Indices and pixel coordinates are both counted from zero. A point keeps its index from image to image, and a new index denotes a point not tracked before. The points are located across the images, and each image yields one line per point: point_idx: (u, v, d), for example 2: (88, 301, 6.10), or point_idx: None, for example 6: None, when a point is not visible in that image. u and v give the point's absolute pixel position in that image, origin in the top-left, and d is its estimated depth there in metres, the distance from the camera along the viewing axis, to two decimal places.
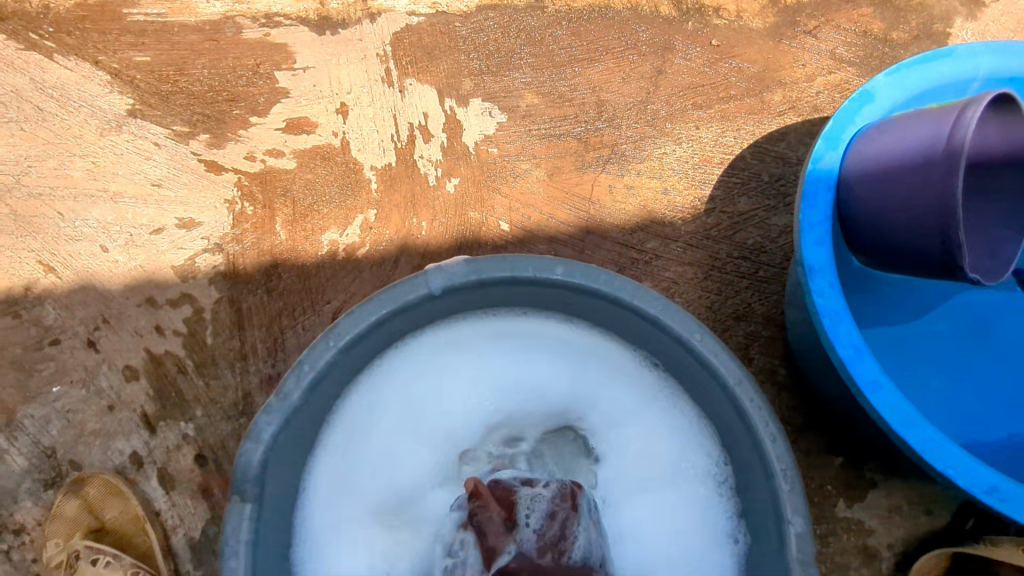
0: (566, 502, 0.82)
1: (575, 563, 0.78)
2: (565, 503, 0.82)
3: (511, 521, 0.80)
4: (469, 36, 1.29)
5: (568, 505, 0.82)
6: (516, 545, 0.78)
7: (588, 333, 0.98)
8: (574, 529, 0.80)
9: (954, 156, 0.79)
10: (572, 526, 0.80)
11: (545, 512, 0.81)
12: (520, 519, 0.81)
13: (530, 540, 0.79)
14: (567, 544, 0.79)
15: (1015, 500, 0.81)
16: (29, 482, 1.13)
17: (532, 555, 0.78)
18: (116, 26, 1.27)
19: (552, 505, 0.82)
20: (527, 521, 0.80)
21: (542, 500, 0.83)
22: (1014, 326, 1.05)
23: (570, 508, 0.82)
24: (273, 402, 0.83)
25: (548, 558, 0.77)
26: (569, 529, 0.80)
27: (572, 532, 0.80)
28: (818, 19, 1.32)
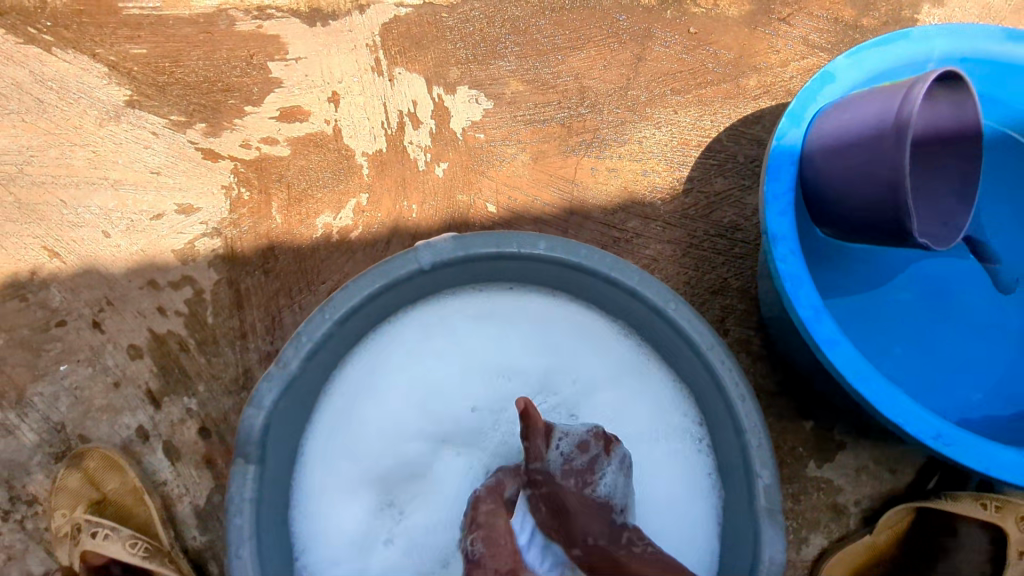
0: (600, 445, 0.90)
1: (597, 496, 0.89)
2: (600, 445, 0.90)
3: (545, 441, 0.90)
4: (455, 26, 1.34)
5: (600, 448, 0.90)
6: (543, 465, 0.90)
7: (570, 306, 1.04)
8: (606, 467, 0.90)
9: (902, 133, 0.86)
10: (602, 468, 0.90)
11: (575, 443, 0.90)
12: (551, 441, 0.91)
13: (558, 461, 0.90)
14: (594, 480, 0.90)
15: (957, 444, 0.90)
16: (40, 455, 1.19)
17: (557, 475, 0.90)
18: (112, 19, 1.31)
19: (586, 441, 0.90)
20: (557, 445, 0.91)
21: (578, 435, 0.91)
22: (971, 291, 1.12)
23: (604, 450, 0.90)
24: (273, 370, 0.87)
25: (572, 482, 0.90)
26: (597, 467, 0.90)
27: (598, 470, 0.90)
28: (792, 6, 1.37)
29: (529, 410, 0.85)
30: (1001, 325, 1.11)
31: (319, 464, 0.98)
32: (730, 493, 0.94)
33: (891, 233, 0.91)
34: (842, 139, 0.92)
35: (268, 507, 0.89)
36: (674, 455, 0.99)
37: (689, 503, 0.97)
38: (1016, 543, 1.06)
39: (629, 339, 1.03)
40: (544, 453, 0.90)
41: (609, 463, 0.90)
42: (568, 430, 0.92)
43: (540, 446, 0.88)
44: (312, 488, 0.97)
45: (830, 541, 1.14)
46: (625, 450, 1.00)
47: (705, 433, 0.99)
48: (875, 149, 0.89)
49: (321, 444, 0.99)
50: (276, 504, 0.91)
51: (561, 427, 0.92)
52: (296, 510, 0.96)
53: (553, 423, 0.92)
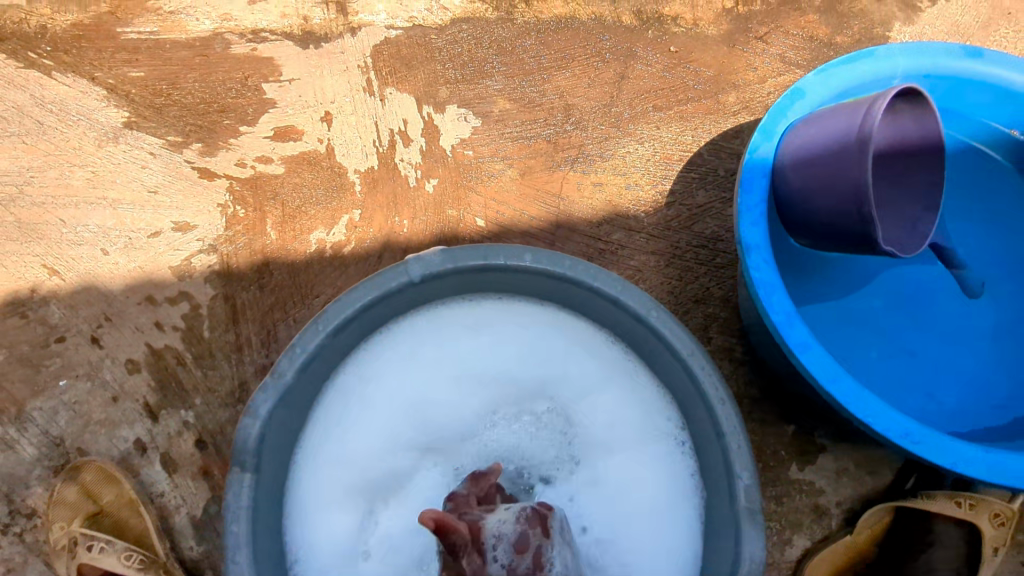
0: (535, 531, 0.83)
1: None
2: (535, 532, 0.82)
3: (479, 555, 0.81)
4: (445, 47, 1.39)
5: (537, 533, 0.83)
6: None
7: (556, 316, 1.08)
8: (550, 554, 0.82)
9: (865, 146, 0.91)
10: (548, 555, 0.82)
11: (512, 546, 0.81)
12: (487, 554, 0.81)
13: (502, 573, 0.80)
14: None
15: (928, 442, 0.93)
16: (39, 469, 1.21)
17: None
18: (111, 44, 1.35)
19: (521, 531, 0.82)
20: (495, 557, 0.81)
21: (509, 533, 0.82)
22: (941, 297, 1.17)
23: (542, 537, 0.82)
24: (268, 381, 0.90)
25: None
26: (542, 560, 0.81)
27: (545, 562, 0.81)
28: (769, 26, 1.43)
29: (443, 523, 0.78)
30: (970, 328, 1.16)
31: (314, 472, 1.01)
32: (712, 494, 0.97)
33: (859, 242, 0.96)
34: (810, 152, 0.97)
35: (264, 514, 0.92)
36: (659, 458, 1.02)
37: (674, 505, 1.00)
38: (993, 540, 1.12)
39: (613, 346, 1.07)
40: (482, 565, 0.81)
41: (552, 547, 0.83)
42: (500, 519, 0.84)
43: (474, 560, 0.80)
44: (308, 497, 1.00)
45: (813, 542, 1.19)
46: (611, 454, 1.03)
47: (688, 436, 1.02)
48: (841, 162, 0.94)
49: (316, 453, 1.02)
50: (270, 512, 0.94)
51: (490, 522, 0.83)
52: (292, 516, 0.99)
53: (480, 525, 0.83)
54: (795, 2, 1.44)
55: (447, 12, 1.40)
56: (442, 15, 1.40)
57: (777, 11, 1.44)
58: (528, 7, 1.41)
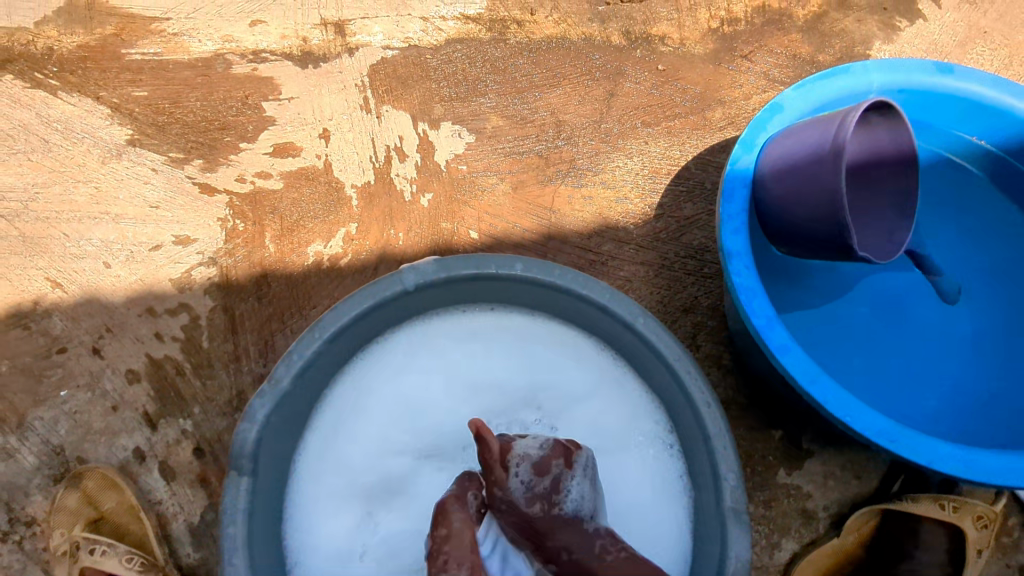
0: (559, 459, 0.91)
1: (565, 513, 0.90)
2: (558, 461, 0.91)
3: (505, 468, 0.90)
4: (439, 66, 1.44)
5: (560, 463, 0.91)
6: (506, 492, 0.90)
7: (546, 325, 1.11)
8: (569, 484, 0.91)
9: (838, 155, 0.96)
10: (566, 482, 0.91)
11: (533, 468, 0.91)
12: (511, 468, 0.91)
13: (521, 489, 0.91)
14: (560, 498, 0.91)
15: (905, 442, 0.95)
16: (39, 478, 1.23)
17: (521, 504, 0.91)
18: (115, 64, 1.40)
19: (545, 457, 0.91)
20: (517, 472, 0.91)
21: (533, 456, 0.92)
22: (921, 304, 1.21)
23: (563, 466, 0.91)
24: (265, 388, 0.93)
25: (539, 507, 0.90)
26: (559, 485, 0.91)
27: (562, 488, 0.91)
28: (753, 44, 1.48)
29: (482, 434, 0.88)
30: (950, 332, 1.20)
31: (310, 479, 1.03)
32: (699, 494, 0.99)
33: (836, 248, 1.01)
34: (788, 162, 1.02)
35: (260, 518, 0.93)
36: (647, 462, 1.04)
37: (663, 508, 1.02)
38: (975, 542, 1.16)
39: (603, 354, 1.09)
40: (504, 479, 0.90)
41: (570, 475, 0.92)
42: (529, 443, 0.94)
43: (500, 475, 0.90)
44: (303, 502, 1.02)
45: (801, 545, 1.21)
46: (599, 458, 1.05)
47: (675, 439, 1.05)
48: (817, 171, 0.99)
49: (312, 461, 1.04)
50: (267, 515, 0.96)
51: (521, 444, 0.93)
52: (288, 520, 1.01)
53: (510, 445, 0.92)
54: (778, 22, 1.50)
55: (442, 32, 1.45)
56: (437, 35, 1.45)
57: (761, 31, 1.49)
58: (520, 28, 1.46)
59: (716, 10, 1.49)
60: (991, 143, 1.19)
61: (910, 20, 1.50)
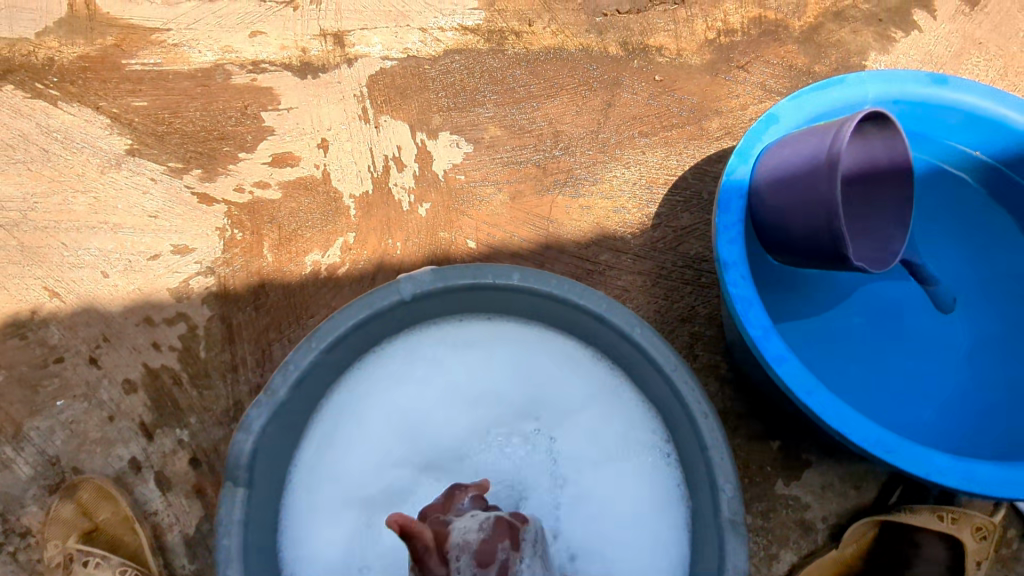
0: (504, 542, 0.82)
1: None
2: (504, 545, 0.82)
3: (443, 564, 0.80)
4: (438, 77, 1.45)
5: (506, 545, 0.82)
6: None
7: (543, 334, 1.11)
8: (517, 567, 0.82)
9: (833, 165, 0.97)
10: (514, 567, 0.82)
11: (476, 557, 0.80)
12: (450, 564, 0.80)
13: None
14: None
15: (901, 452, 0.95)
16: (35, 488, 1.23)
17: None
18: (115, 75, 1.41)
19: (488, 540, 0.82)
20: (457, 567, 0.80)
21: (474, 543, 0.81)
22: (918, 314, 1.21)
23: (510, 550, 0.82)
24: (262, 398, 0.93)
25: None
26: (508, 571, 0.81)
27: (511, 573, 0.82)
28: (750, 55, 1.49)
29: (410, 527, 0.78)
30: (947, 342, 1.20)
31: (307, 489, 1.03)
32: (697, 505, 0.99)
33: (833, 257, 1.01)
34: (784, 173, 1.03)
35: (255, 529, 0.93)
36: (645, 472, 1.04)
37: (662, 516, 1.01)
38: (974, 553, 1.17)
39: (601, 363, 1.09)
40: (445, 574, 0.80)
41: (519, 558, 0.83)
42: (468, 525, 0.84)
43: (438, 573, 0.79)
44: (301, 513, 1.02)
45: (800, 556, 1.21)
46: (596, 467, 1.05)
47: (673, 449, 1.04)
48: (812, 182, 0.99)
49: (309, 471, 1.03)
50: (264, 527, 0.96)
51: (458, 529, 0.83)
52: (285, 531, 1.01)
53: (447, 533, 0.82)
54: (774, 33, 1.51)
55: (441, 43, 1.46)
56: (436, 46, 1.46)
57: (758, 42, 1.50)
58: (518, 38, 1.47)
59: (712, 21, 1.50)
60: (987, 154, 1.19)
61: (905, 31, 1.51)
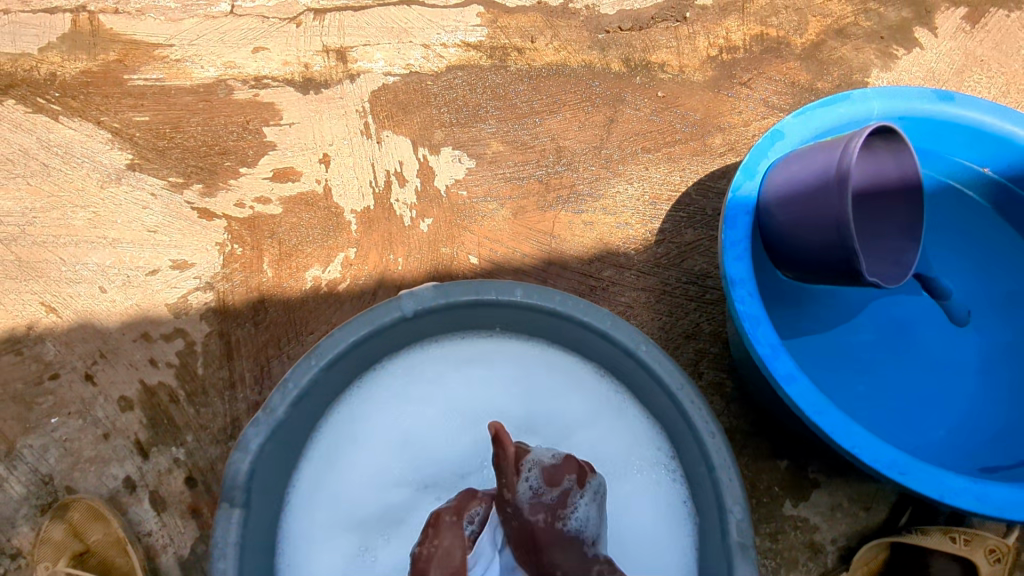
0: (571, 475, 0.92)
1: (568, 530, 0.90)
2: (570, 477, 0.92)
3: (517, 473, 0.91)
4: (440, 93, 1.44)
5: (569, 481, 0.92)
6: (514, 496, 0.90)
7: (546, 351, 1.09)
8: (574, 499, 0.91)
9: (843, 181, 0.96)
10: (572, 499, 0.91)
11: (545, 476, 0.92)
12: (523, 474, 0.91)
13: (528, 493, 0.91)
14: (565, 513, 0.91)
15: (915, 474, 0.92)
16: (26, 508, 1.20)
17: (525, 508, 0.91)
18: (117, 90, 1.41)
19: (559, 466, 0.93)
20: (527, 477, 0.92)
21: (546, 464, 0.93)
22: (929, 330, 1.19)
23: (574, 482, 0.92)
24: (260, 416, 0.91)
25: (542, 518, 0.90)
26: (568, 500, 0.91)
27: (569, 503, 0.91)
28: (752, 72, 1.49)
29: (501, 436, 0.88)
30: (959, 359, 1.18)
31: (304, 512, 1.00)
32: (706, 526, 0.96)
33: (845, 273, 1.00)
34: (792, 188, 1.02)
35: (252, 552, 0.90)
36: (651, 490, 1.02)
37: (668, 537, 0.99)
38: None
39: (604, 380, 1.07)
40: (515, 482, 0.91)
41: (579, 494, 0.92)
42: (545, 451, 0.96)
43: (512, 478, 0.90)
44: (298, 536, 0.99)
45: None
46: None
47: (678, 466, 1.02)
48: (822, 197, 0.99)
49: (308, 492, 1.01)
50: (260, 551, 0.93)
51: (537, 451, 0.95)
52: (281, 554, 0.98)
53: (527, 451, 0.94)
54: (776, 50, 1.51)
55: (443, 59, 1.46)
56: (438, 62, 1.46)
57: (759, 59, 1.50)
58: (520, 55, 1.47)
59: (714, 38, 1.50)
60: (995, 171, 1.19)
61: (906, 48, 1.52)
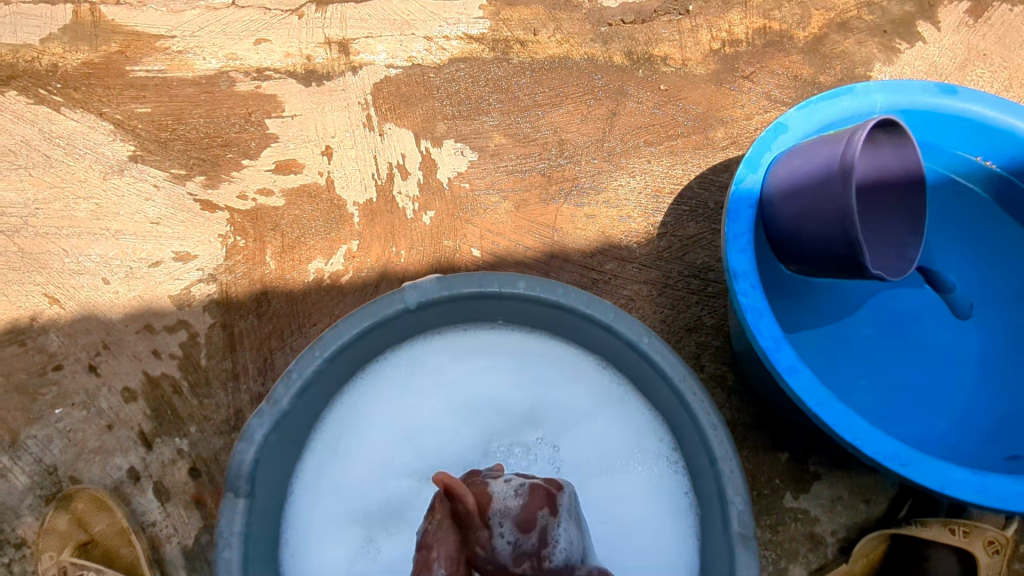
0: (544, 508, 0.83)
1: (557, 565, 0.81)
2: (544, 511, 0.83)
3: (486, 527, 0.82)
4: (442, 85, 1.44)
5: (544, 512, 0.83)
6: (491, 553, 0.81)
7: (548, 343, 1.10)
8: (556, 531, 0.83)
9: (847, 175, 0.96)
10: (552, 532, 0.82)
11: (516, 523, 0.82)
12: (493, 528, 0.82)
13: (508, 548, 0.81)
14: (549, 550, 0.82)
15: (916, 465, 0.93)
16: (30, 498, 1.21)
17: (509, 564, 0.81)
18: (119, 81, 1.41)
19: (527, 506, 0.83)
20: (501, 531, 0.82)
21: (514, 509, 0.83)
22: (930, 324, 1.20)
23: (549, 515, 0.83)
24: (264, 407, 0.91)
25: (528, 566, 0.81)
26: (548, 537, 0.82)
27: (550, 539, 0.82)
28: (754, 65, 1.49)
29: (451, 487, 0.79)
30: (960, 352, 1.19)
31: (308, 502, 1.01)
32: (708, 518, 0.97)
33: (848, 265, 1.01)
34: (796, 181, 1.02)
35: (257, 542, 0.91)
36: (653, 482, 1.02)
37: (670, 529, 0.99)
38: (987, 567, 1.15)
39: (607, 372, 1.08)
40: (488, 538, 0.81)
41: (557, 523, 0.84)
42: (506, 489, 0.86)
43: (482, 533, 0.81)
44: (301, 526, 1.00)
45: (810, 571, 1.19)
46: (604, 478, 1.03)
47: (680, 457, 1.03)
48: (826, 190, 0.99)
49: (312, 483, 1.02)
50: (264, 540, 0.94)
51: (497, 493, 0.85)
52: (285, 544, 0.98)
53: (486, 496, 0.84)
54: (779, 43, 1.51)
55: (445, 52, 1.46)
56: (440, 55, 1.46)
57: (762, 53, 1.50)
58: (522, 47, 1.47)
59: (717, 31, 1.50)
60: (998, 165, 1.19)
61: (909, 42, 1.52)
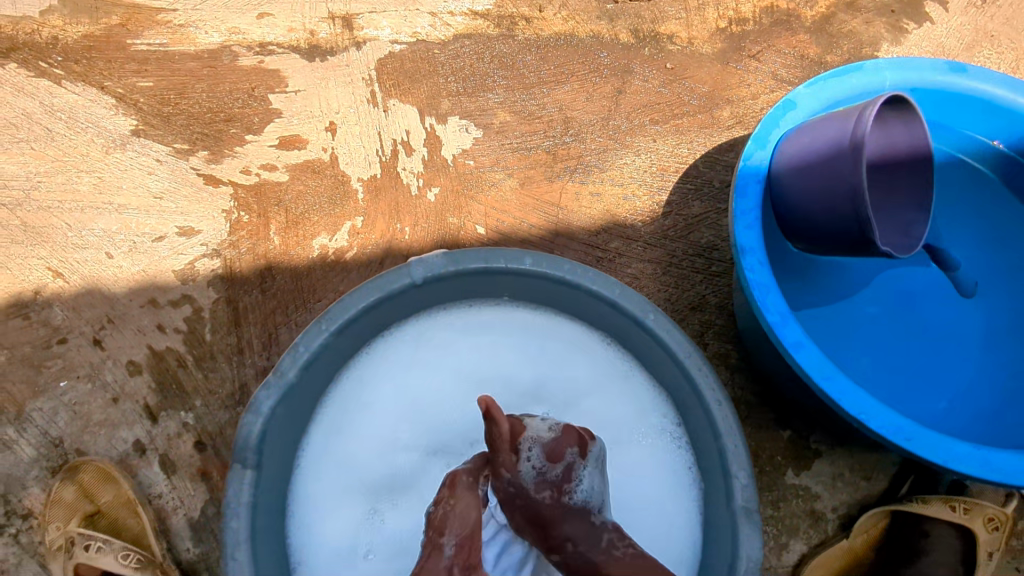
0: (573, 447, 0.93)
1: (574, 502, 0.93)
2: (572, 450, 0.93)
3: (515, 453, 0.93)
4: (447, 61, 1.43)
5: (573, 451, 0.92)
6: (515, 476, 0.93)
7: (553, 319, 1.10)
8: (580, 473, 0.93)
9: (858, 150, 0.96)
10: (577, 471, 0.93)
11: (545, 453, 0.93)
12: (522, 453, 0.93)
13: (530, 473, 0.93)
14: (571, 487, 0.93)
15: (920, 440, 0.94)
16: (37, 470, 1.21)
17: (530, 487, 0.94)
18: (120, 55, 1.39)
19: (558, 441, 0.93)
20: (528, 457, 0.93)
21: (546, 439, 0.94)
22: (935, 303, 1.20)
23: (577, 456, 0.93)
24: (271, 379, 0.91)
25: (548, 494, 0.93)
26: (570, 474, 0.93)
27: (573, 477, 0.93)
28: (761, 44, 1.48)
29: (491, 412, 0.87)
30: (964, 331, 1.19)
31: (314, 475, 1.01)
32: (711, 493, 0.97)
33: (856, 242, 1.01)
34: (805, 157, 1.02)
35: (263, 512, 0.91)
36: (656, 458, 1.03)
37: (672, 503, 1.01)
38: (986, 544, 1.16)
39: (611, 348, 1.08)
40: (514, 463, 0.93)
41: (582, 466, 0.93)
42: (541, 425, 0.96)
43: (509, 458, 0.92)
44: (308, 498, 1.00)
45: (810, 546, 1.21)
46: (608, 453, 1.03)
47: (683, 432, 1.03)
48: (836, 166, 0.98)
49: (318, 456, 1.02)
50: (271, 512, 0.94)
51: (532, 428, 0.95)
52: (292, 516, 0.99)
53: (522, 430, 0.93)
54: (786, 22, 1.49)
55: (450, 27, 1.45)
56: (445, 30, 1.44)
57: (769, 31, 1.49)
58: (528, 24, 1.45)
59: (724, 10, 1.49)
60: (1004, 145, 1.20)
61: (918, 22, 1.50)
